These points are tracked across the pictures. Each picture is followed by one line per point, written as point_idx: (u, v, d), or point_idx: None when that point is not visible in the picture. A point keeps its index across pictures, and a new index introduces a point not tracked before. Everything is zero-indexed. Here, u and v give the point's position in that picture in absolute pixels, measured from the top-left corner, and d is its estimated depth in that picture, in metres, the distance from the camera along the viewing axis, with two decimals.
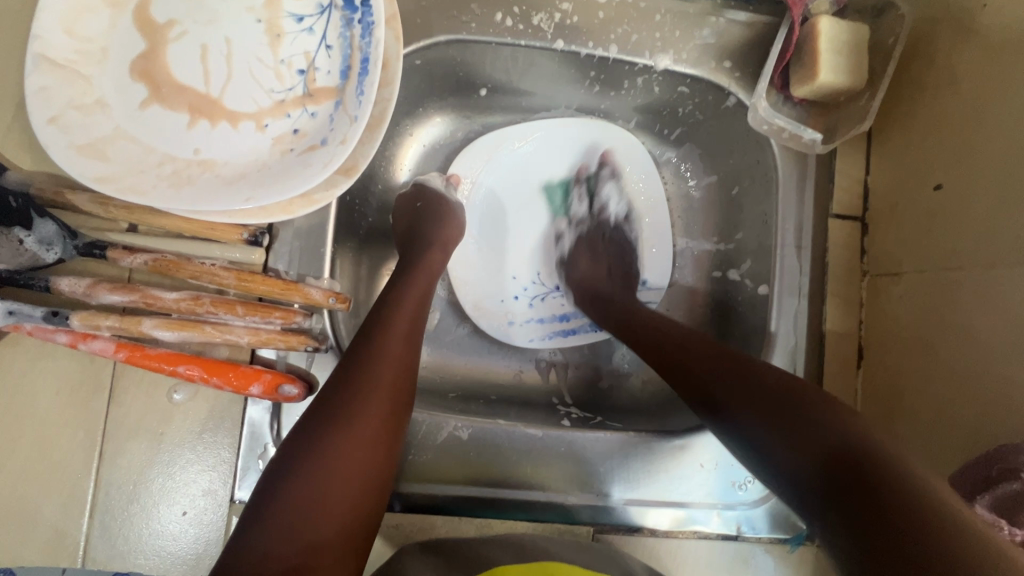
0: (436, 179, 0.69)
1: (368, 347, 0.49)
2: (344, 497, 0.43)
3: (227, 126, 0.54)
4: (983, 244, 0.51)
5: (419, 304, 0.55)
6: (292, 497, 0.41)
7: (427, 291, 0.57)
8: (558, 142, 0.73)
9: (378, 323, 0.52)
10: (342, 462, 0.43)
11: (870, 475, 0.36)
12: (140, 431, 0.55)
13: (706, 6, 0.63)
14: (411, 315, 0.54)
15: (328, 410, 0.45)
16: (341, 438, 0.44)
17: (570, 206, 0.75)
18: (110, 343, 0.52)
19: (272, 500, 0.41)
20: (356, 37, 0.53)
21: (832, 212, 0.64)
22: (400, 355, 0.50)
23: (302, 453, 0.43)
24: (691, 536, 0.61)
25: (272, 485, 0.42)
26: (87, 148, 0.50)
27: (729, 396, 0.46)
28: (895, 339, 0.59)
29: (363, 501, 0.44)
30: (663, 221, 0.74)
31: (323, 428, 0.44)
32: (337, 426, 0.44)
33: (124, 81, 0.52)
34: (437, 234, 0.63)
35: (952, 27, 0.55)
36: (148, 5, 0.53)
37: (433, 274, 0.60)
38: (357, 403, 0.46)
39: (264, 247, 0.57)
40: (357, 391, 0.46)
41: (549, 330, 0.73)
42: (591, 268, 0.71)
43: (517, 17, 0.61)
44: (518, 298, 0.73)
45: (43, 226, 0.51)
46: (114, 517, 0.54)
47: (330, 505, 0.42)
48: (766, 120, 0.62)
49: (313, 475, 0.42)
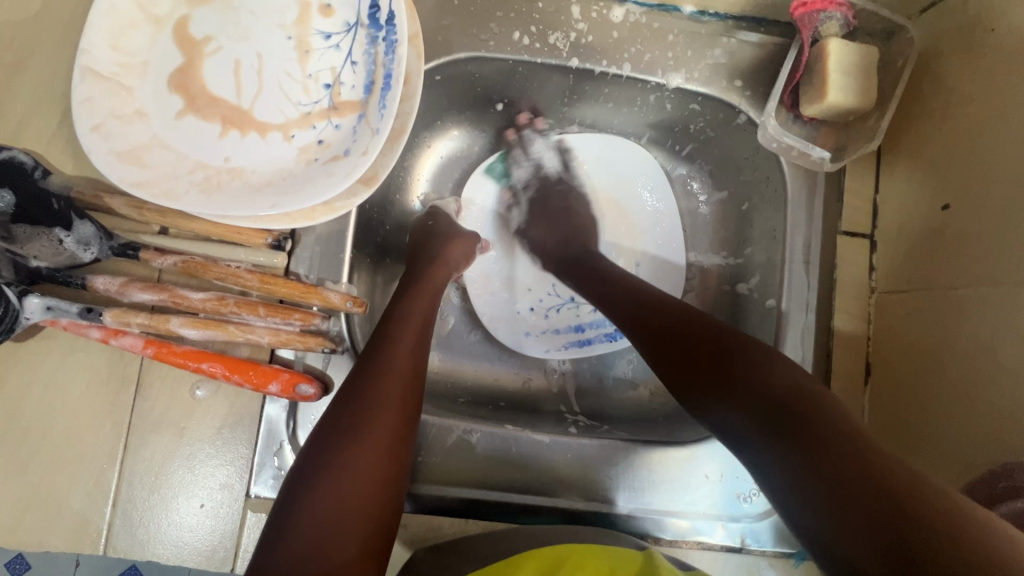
0: (450, 205, 0.72)
1: (376, 363, 0.51)
2: (363, 513, 0.44)
3: (256, 136, 0.57)
4: (989, 263, 0.52)
5: (425, 319, 0.57)
6: (310, 517, 0.43)
7: (433, 306, 0.59)
8: (571, 160, 0.75)
9: (384, 340, 0.53)
10: (357, 479, 0.45)
11: (805, 427, 0.39)
12: (163, 425, 0.57)
13: (718, 28, 0.65)
14: (417, 330, 0.55)
15: (340, 428, 0.47)
16: (353, 455, 0.45)
17: (512, 171, 0.75)
18: (139, 339, 0.55)
19: (291, 520, 0.43)
20: (380, 54, 0.56)
21: (841, 230, 0.65)
22: (407, 369, 0.52)
23: (316, 474, 0.44)
24: (695, 547, 0.61)
25: (291, 507, 0.43)
26: (126, 155, 0.53)
27: (681, 367, 0.50)
28: (902, 356, 0.59)
29: (381, 515, 0.46)
30: (672, 233, 0.75)
31: (335, 447, 0.46)
32: (349, 445, 0.46)
33: (162, 92, 0.55)
34: (439, 251, 0.64)
35: (959, 50, 0.57)
36: (187, 22, 0.56)
37: (437, 287, 0.61)
38: (368, 421, 0.47)
39: (287, 252, 0.60)
40: (367, 409, 0.48)
41: (564, 340, 0.74)
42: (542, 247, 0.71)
43: (534, 36, 0.64)
44: (531, 309, 0.75)
45: (82, 227, 0.54)
46: (135, 507, 0.56)
47: (349, 522, 0.43)
48: (774, 138, 0.63)
49: (329, 494, 0.43)
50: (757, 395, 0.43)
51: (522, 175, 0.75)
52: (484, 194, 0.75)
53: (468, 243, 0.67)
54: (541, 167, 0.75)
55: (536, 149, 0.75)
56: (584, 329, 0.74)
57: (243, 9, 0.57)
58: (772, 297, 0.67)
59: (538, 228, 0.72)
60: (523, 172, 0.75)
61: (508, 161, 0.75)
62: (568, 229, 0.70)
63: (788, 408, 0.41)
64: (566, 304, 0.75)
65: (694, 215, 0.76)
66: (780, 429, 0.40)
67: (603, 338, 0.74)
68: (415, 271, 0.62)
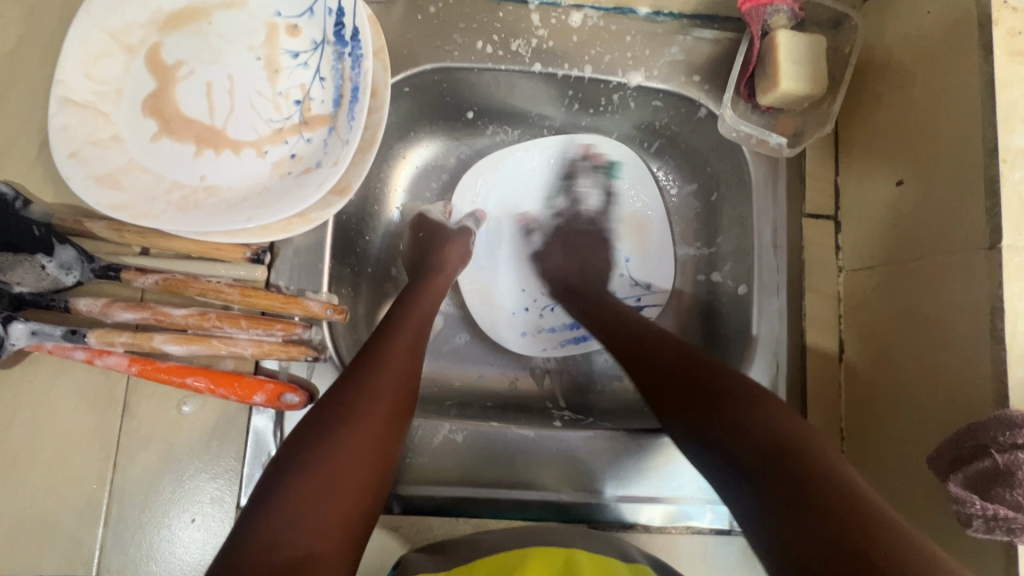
0: (436, 209, 0.75)
1: (374, 357, 0.53)
2: (350, 486, 0.45)
3: (231, 154, 0.58)
4: (942, 236, 0.53)
5: (422, 320, 0.59)
6: (304, 481, 0.44)
7: (430, 310, 0.62)
8: (552, 159, 0.77)
9: (384, 336, 0.56)
10: (349, 452, 0.46)
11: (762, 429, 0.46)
12: (153, 442, 0.58)
13: (673, 27, 0.68)
14: (416, 329, 0.58)
15: (333, 413, 0.49)
16: (344, 436, 0.47)
17: (576, 183, 0.78)
18: (124, 358, 0.56)
19: (280, 487, 0.44)
20: (347, 69, 0.58)
21: (805, 212, 0.67)
22: (403, 364, 0.54)
23: (310, 446, 0.46)
24: (685, 532, 0.62)
25: (283, 475, 0.45)
26: (103, 179, 0.54)
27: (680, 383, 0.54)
28: (871, 330, 0.61)
29: (364, 496, 0.46)
30: (657, 226, 0.77)
31: (332, 423, 0.48)
32: (344, 423, 0.48)
33: (136, 117, 0.57)
34: (434, 262, 0.67)
35: (901, 33, 0.59)
36: (158, 49, 0.58)
37: (434, 295, 0.63)
38: (367, 402, 0.50)
39: (266, 265, 0.61)
40: (366, 391, 0.50)
41: (561, 338, 0.75)
42: (552, 258, 0.75)
43: (496, 44, 0.67)
44: (527, 311, 0.76)
45: (63, 252, 0.56)
46: (126, 526, 0.57)
47: (332, 498, 0.44)
48: (733, 127, 0.66)
49: (317, 469, 0.45)
50: (754, 435, 0.46)
51: (559, 204, 0.78)
52: (477, 201, 0.77)
53: (457, 250, 0.70)
54: (581, 206, 0.78)
55: (581, 189, 0.78)
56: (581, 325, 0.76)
57: (213, 32, 0.59)
58: (744, 283, 0.68)
59: (554, 254, 0.75)
60: (563, 203, 0.78)
61: (486, 168, 0.76)
62: (575, 272, 0.73)
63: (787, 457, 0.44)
64: None
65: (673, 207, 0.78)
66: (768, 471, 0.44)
67: None
68: (414, 281, 0.65)
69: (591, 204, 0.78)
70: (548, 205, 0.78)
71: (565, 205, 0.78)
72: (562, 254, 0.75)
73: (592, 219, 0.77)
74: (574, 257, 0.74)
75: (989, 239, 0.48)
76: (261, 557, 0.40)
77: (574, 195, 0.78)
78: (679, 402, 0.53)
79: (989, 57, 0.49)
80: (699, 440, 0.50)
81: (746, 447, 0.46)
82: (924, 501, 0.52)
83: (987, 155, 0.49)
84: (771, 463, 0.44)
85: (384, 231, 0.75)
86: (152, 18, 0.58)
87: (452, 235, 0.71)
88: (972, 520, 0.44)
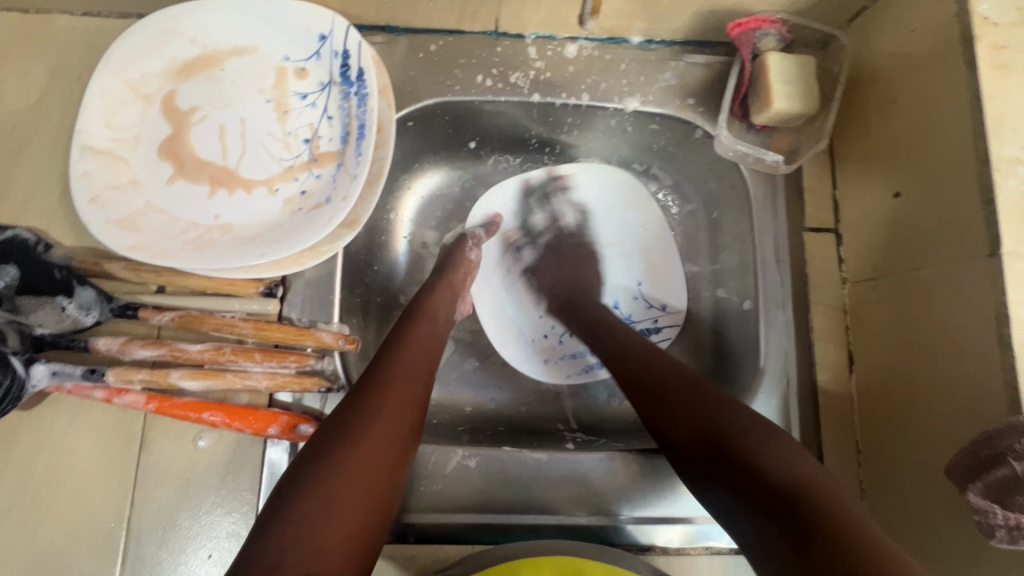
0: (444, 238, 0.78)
1: (379, 375, 0.53)
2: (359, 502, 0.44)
3: (243, 193, 0.60)
4: (943, 245, 0.54)
5: (427, 341, 0.60)
6: (316, 498, 0.43)
7: (435, 331, 0.62)
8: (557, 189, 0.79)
9: (389, 356, 0.56)
10: (360, 468, 0.46)
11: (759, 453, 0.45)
12: (169, 478, 0.59)
13: (666, 53, 0.70)
14: (420, 350, 0.58)
15: (340, 429, 0.48)
16: (350, 452, 0.46)
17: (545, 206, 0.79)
18: (141, 395, 0.57)
19: (290, 504, 0.43)
20: (353, 107, 0.61)
21: (806, 227, 0.68)
22: (410, 383, 0.54)
23: (317, 461, 0.45)
24: (704, 552, 0.61)
25: (295, 492, 0.44)
26: (122, 222, 0.56)
27: (678, 402, 0.52)
28: (880, 340, 0.60)
29: (371, 510, 0.45)
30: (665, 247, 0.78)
31: (348, 433, 0.48)
32: (358, 438, 0.47)
33: (153, 161, 0.60)
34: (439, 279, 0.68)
35: (886, 51, 0.61)
36: (173, 96, 0.61)
37: (438, 316, 0.64)
38: (378, 418, 0.49)
39: (278, 298, 0.63)
40: (377, 408, 0.50)
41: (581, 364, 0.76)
42: (551, 274, 0.75)
43: (495, 77, 0.69)
44: (543, 337, 0.77)
45: (83, 293, 0.57)
46: (143, 565, 0.57)
47: (339, 513, 0.43)
48: (729, 147, 0.68)
49: (323, 485, 0.44)
50: (759, 470, 0.44)
51: (539, 222, 0.80)
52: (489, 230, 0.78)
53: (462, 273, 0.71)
54: (556, 222, 0.79)
55: (542, 213, 0.80)
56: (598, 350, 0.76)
57: (225, 78, 0.62)
58: (749, 298, 0.69)
59: (546, 269, 0.76)
60: (542, 219, 0.80)
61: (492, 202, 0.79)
62: (573, 283, 0.73)
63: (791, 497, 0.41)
64: None
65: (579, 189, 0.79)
66: (773, 510, 0.42)
67: None
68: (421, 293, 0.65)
69: (569, 218, 0.79)
70: (530, 227, 0.80)
71: (546, 223, 0.79)
72: (554, 270, 0.75)
73: (574, 230, 0.79)
74: (568, 268, 0.75)
75: (988, 247, 0.49)
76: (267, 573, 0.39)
77: (552, 214, 0.80)
78: (663, 410, 0.53)
79: (975, 70, 0.51)
80: (687, 445, 0.49)
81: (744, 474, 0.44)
82: (945, 513, 0.51)
83: (980, 165, 0.50)
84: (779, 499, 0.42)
85: (396, 266, 0.77)
86: (168, 68, 0.61)
87: (464, 257, 0.72)
88: (995, 530, 0.44)
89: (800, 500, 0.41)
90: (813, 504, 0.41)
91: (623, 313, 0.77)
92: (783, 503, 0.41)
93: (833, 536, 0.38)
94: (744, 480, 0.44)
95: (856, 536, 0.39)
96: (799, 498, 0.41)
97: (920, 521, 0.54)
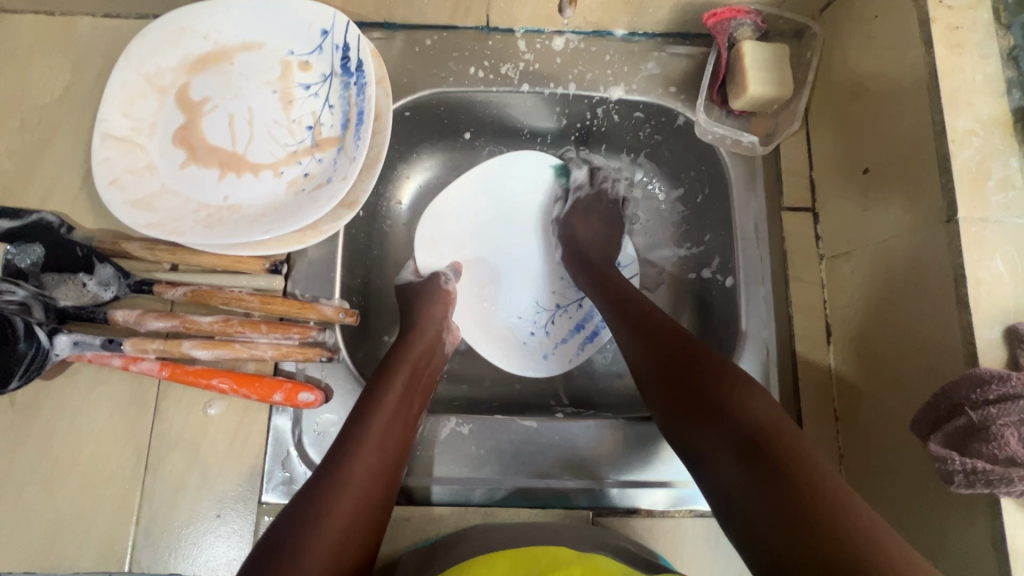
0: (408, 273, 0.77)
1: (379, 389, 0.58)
2: (366, 509, 0.50)
3: (251, 176, 0.65)
4: (908, 215, 0.57)
5: (426, 355, 0.65)
6: (335, 494, 0.49)
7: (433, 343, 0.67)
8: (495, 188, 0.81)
9: (388, 370, 0.61)
10: (361, 475, 0.51)
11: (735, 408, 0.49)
12: (181, 443, 0.63)
13: (649, 45, 0.74)
14: (417, 363, 0.64)
15: (343, 441, 0.53)
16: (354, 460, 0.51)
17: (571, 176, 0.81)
18: (155, 363, 0.61)
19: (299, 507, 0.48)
20: (353, 96, 0.65)
21: (784, 206, 0.71)
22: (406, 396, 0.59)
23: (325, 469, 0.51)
24: (688, 515, 0.63)
25: (316, 486, 0.49)
26: (139, 202, 0.61)
27: (668, 360, 0.56)
28: (854, 310, 0.63)
29: (372, 510, 0.50)
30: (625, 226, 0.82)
31: (351, 443, 0.53)
32: (359, 447, 0.53)
33: (167, 147, 0.64)
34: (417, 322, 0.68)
35: (853, 37, 0.64)
36: (186, 88, 0.65)
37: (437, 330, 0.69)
38: (384, 424, 0.55)
39: (283, 275, 0.67)
40: (383, 416, 0.56)
41: (575, 343, 0.79)
42: (591, 227, 0.77)
43: (487, 69, 0.73)
44: (533, 334, 0.79)
45: (103, 270, 0.63)
46: (157, 524, 0.61)
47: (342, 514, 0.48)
48: (707, 130, 0.72)
49: (329, 490, 0.49)
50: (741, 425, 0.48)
51: (578, 178, 0.81)
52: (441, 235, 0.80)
53: (437, 310, 0.70)
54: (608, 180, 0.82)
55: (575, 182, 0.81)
56: (583, 325, 0.79)
57: (235, 71, 0.66)
58: (731, 275, 0.72)
59: (577, 220, 0.78)
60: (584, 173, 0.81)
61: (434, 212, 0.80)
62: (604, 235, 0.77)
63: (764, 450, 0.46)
64: (557, 312, 0.80)
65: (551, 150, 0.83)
66: (751, 465, 0.46)
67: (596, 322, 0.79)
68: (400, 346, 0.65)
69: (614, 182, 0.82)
70: (569, 180, 0.82)
71: (587, 179, 0.81)
72: (585, 221, 0.77)
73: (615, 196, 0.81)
74: (603, 222, 0.78)
75: (946, 213, 0.52)
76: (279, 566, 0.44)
77: (594, 173, 0.82)
78: (656, 363, 0.57)
79: (932, 49, 0.54)
80: (673, 398, 0.54)
81: (722, 430, 0.49)
82: (913, 469, 0.54)
83: (937, 137, 0.53)
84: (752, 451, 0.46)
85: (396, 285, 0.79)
86: (182, 63, 0.66)
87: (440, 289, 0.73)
88: (953, 475, 0.46)
89: (777, 448, 0.45)
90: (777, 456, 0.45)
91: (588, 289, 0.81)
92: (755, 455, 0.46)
93: (798, 492, 0.43)
94: (720, 435, 0.49)
95: (817, 489, 0.43)
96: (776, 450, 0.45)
97: (891, 479, 0.56)
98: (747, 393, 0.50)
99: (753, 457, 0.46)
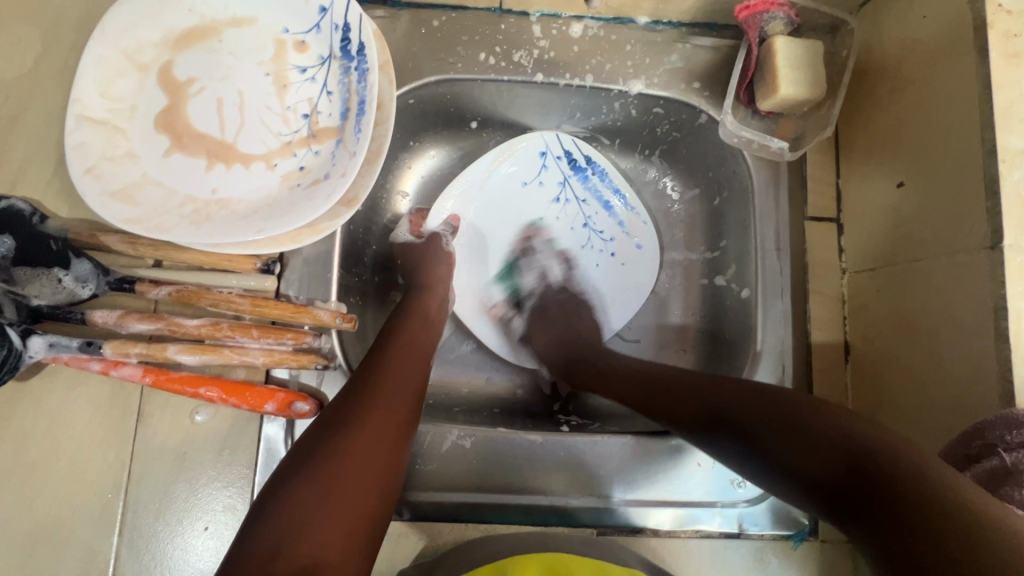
0: (440, 228, 0.74)
1: (379, 355, 0.56)
2: (375, 477, 0.47)
3: (241, 167, 0.60)
4: (946, 236, 0.53)
5: (426, 321, 0.63)
6: (342, 454, 0.46)
7: (436, 313, 0.65)
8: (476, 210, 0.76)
9: (388, 335, 0.59)
10: (370, 434, 0.48)
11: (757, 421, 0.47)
12: (165, 451, 0.59)
13: (673, 35, 0.69)
14: (420, 328, 0.61)
15: (349, 401, 0.50)
16: (362, 422, 0.48)
17: (522, 279, 0.77)
18: (137, 369, 0.57)
19: (303, 472, 0.45)
20: (353, 83, 0.60)
21: (807, 216, 0.67)
22: (413, 358, 0.57)
23: (331, 431, 0.48)
24: (694, 535, 0.62)
25: (320, 446, 0.46)
26: (118, 193, 0.56)
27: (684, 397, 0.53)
28: (879, 333, 0.60)
29: (384, 481, 0.47)
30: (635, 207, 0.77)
31: (355, 405, 0.50)
32: (364, 407, 0.50)
33: (149, 133, 0.59)
34: (419, 276, 0.68)
35: (896, 39, 0.60)
36: (170, 66, 0.60)
37: (439, 297, 0.67)
38: (392, 385, 0.53)
39: (275, 275, 0.63)
40: (389, 379, 0.53)
41: (621, 260, 0.78)
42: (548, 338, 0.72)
43: (499, 56, 0.68)
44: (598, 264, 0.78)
45: (79, 265, 0.58)
46: (141, 534, 0.58)
47: (353, 479, 0.45)
48: (734, 133, 0.67)
49: (338, 450, 0.46)
50: (781, 427, 0.45)
51: (529, 284, 0.77)
52: (464, 210, 0.76)
53: (439, 261, 0.70)
54: (545, 279, 0.77)
55: (530, 284, 0.77)
56: (643, 246, 0.77)
57: (223, 50, 0.61)
58: (747, 286, 0.69)
59: (539, 334, 0.74)
60: (533, 280, 0.77)
61: (456, 216, 0.75)
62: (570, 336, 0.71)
63: (821, 441, 0.42)
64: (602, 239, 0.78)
65: (497, 125, 0.77)
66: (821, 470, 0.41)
67: (648, 244, 0.77)
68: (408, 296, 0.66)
69: (555, 274, 0.77)
70: (521, 290, 0.77)
71: (536, 286, 0.77)
72: (545, 332, 0.73)
73: (561, 286, 0.76)
74: (561, 329, 0.72)
75: (990, 239, 0.49)
76: (293, 535, 0.41)
77: (539, 275, 0.77)
78: (675, 397, 0.54)
79: (986, 59, 0.50)
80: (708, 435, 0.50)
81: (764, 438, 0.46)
82: None
83: (986, 156, 0.49)
84: (810, 449, 0.43)
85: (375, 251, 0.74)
86: (164, 38, 0.59)
87: (442, 250, 0.71)
88: None
89: (831, 439, 0.42)
90: (840, 444, 0.41)
91: (620, 226, 0.78)
92: (816, 451, 0.42)
93: (877, 472, 0.38)
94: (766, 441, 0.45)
95: (891, 465, 0.38)
96: (836, 450, 0.41)
97: None
98: (780, 397, 0.47)
99: (812, 456, 0.42)
